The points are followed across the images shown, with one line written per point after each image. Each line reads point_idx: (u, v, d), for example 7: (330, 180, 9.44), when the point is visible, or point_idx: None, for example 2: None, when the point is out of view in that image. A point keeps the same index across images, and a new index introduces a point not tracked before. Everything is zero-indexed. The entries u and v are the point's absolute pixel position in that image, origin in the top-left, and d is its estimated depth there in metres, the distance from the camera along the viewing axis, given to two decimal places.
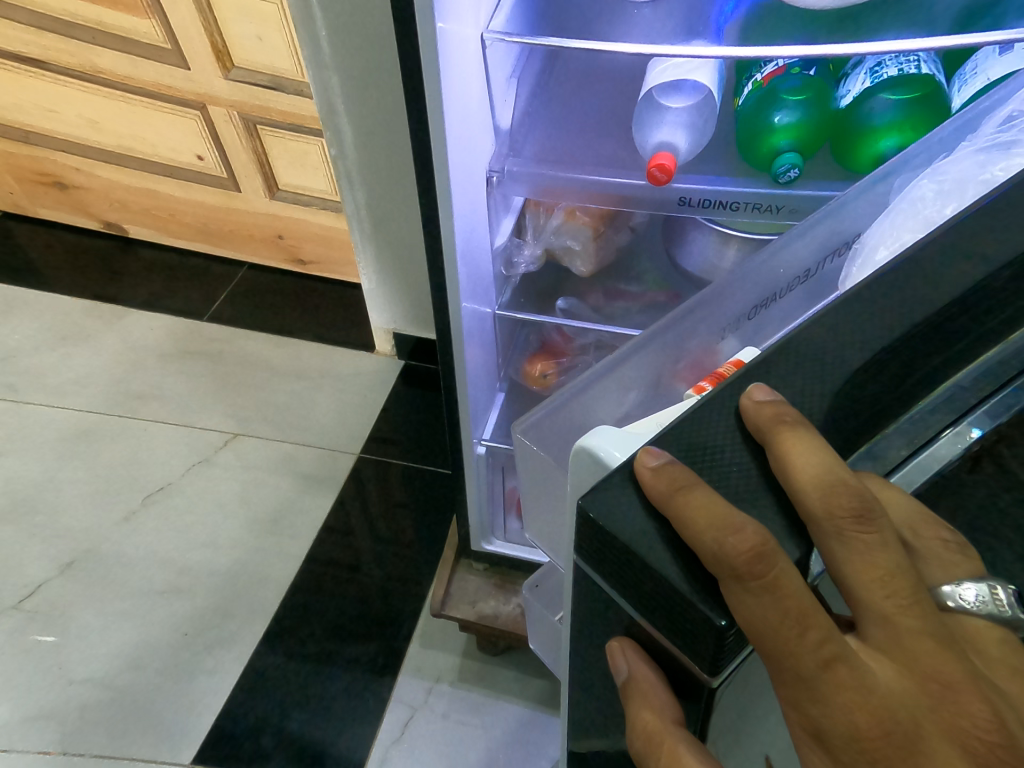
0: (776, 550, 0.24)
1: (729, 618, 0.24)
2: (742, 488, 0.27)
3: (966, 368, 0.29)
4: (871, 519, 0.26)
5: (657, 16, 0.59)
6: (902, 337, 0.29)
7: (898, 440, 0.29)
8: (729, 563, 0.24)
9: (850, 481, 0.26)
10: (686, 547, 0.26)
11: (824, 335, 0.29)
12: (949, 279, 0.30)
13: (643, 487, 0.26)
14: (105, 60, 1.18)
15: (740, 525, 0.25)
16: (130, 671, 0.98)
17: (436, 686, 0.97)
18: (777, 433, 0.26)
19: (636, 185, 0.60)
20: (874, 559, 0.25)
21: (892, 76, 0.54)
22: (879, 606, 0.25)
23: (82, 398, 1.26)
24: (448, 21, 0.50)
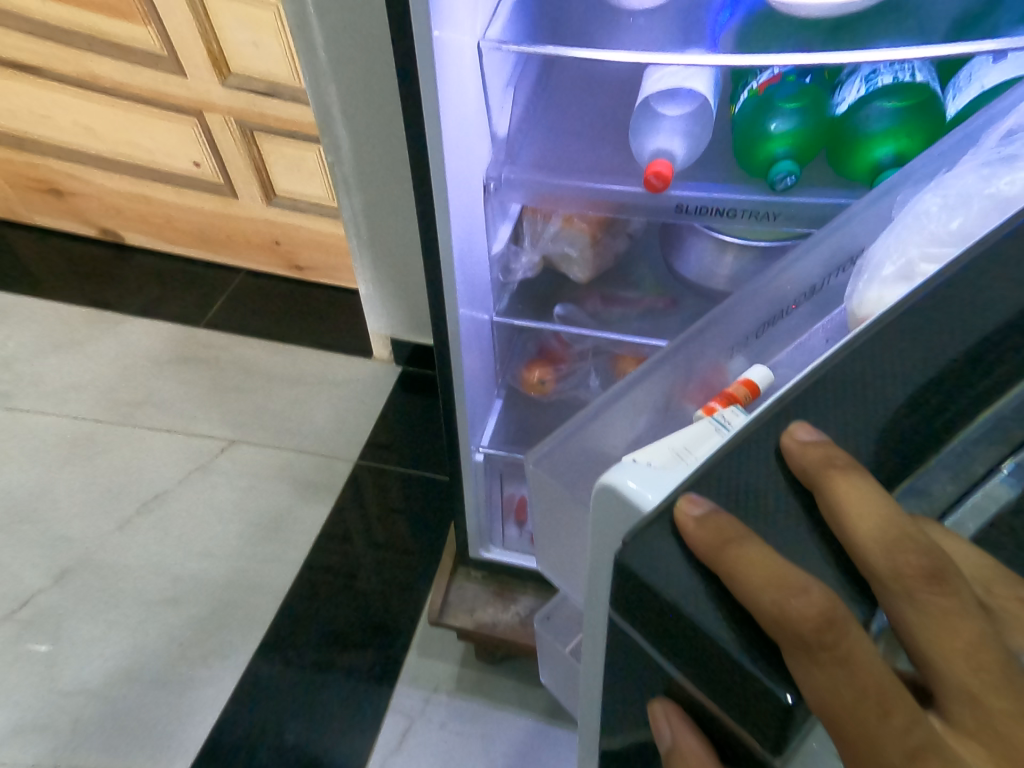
0: (847, 616, 0.24)
1: (796, 693, 0.24)
2: (790, 537, 0.26)
3: (1005, 398, 0.29)
4: (947, 581, 0.24)
5: (654, 25, 0.59)
6: (941, 370, 0.29)
7: (943, 475, 0.28)
8: (796, 631, 0.24)
9: (917, 537, 0.25)
10: (740, 608, 0.25)
11: (862, 367, 0.29)
12: (986, 311, 0.30)
13: (687, 539, 0.26)
14: (102, 68, 1.18)
15: (804, 587, 0.24)
16: (122, 681, 0.97)
17: (433, 695, 0.96)
18: (828, 477, 0.26)
19: (632, 193, 0.61)
20: (954, 626, 0.24)
21: (888, 84, 0.54)
22: (965, 680, 0.23)
23: (77, 406, 1.25)
24: (444, 29, 0.50)
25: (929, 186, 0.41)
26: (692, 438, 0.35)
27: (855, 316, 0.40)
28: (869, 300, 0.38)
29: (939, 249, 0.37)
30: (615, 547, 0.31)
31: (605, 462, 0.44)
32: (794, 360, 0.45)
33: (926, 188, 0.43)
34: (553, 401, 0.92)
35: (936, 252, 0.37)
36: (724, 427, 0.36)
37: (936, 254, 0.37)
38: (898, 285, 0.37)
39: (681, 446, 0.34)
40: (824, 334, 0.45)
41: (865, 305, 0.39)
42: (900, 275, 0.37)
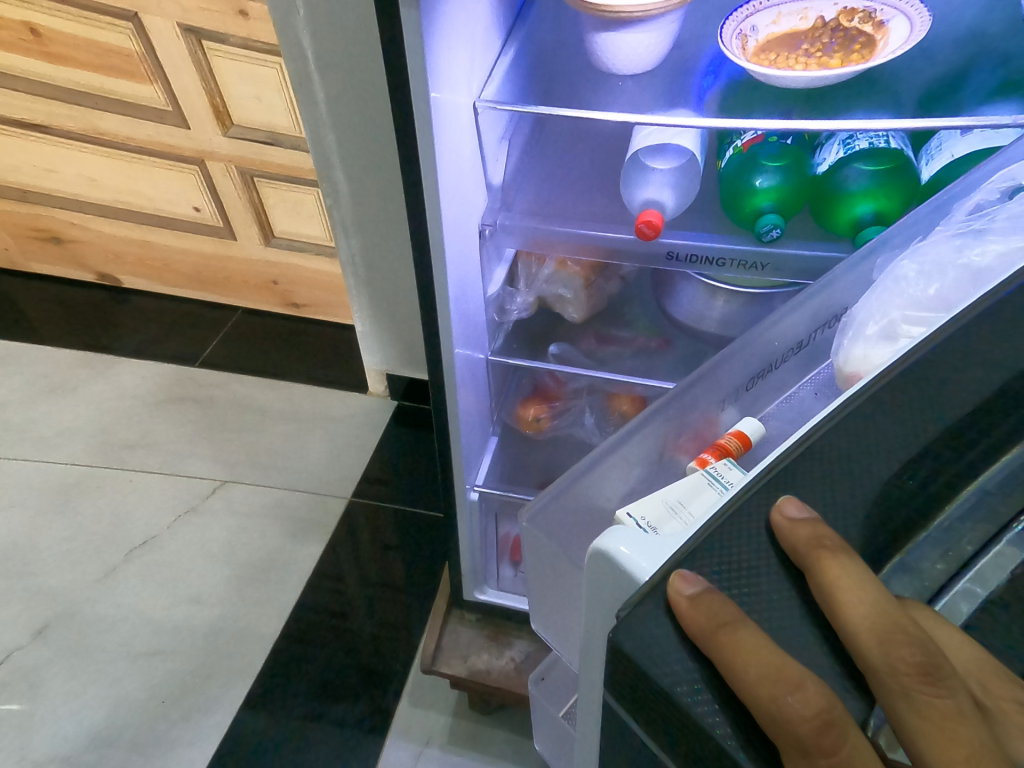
0: (844, 717, 0.24)
1: None
2: (784, 624, 0.26)
3: (990, 470, 0.29)
4: (942, 680, 0.24)
5: (641, 88, 0.62)
6: (925, 446, 0.29)
7: (931, 552, 0.29)
8: (793, 730, 0.24)
9: (909, 627, 0.25)
10: (737, 700, 0.25)
11: (849, 444, 0.29)
12: (968, 387, 0.30)
13: (681, 618, 0.26)
14: (106, 121, 1.21)
15: (800, 683, 0.24)
16: (101, 742, 0.93)
17: (425, 749, 0.92)
18: (818, 560, 0.26)
19: (625, 239, 0.62)
20: (952, 732, 0.23)
21: (865, 148, 0.57)
22: None
23: (67, 450, 1.24)
24: (442, 91, 0.53)
25: (905, 253, 0.43)
26: (686, 493, 0.36)
27: (842, 372, 0.41)
28: (854, 358, 0.40)
29: (920, 312, 0.38)
30: (609, 613, 0.31)
31: (599, 516, 0.44)
32: (783, 412, 0.46)
33: (903, 254, 0.44)
34: (548, 439, 0.93)
35: (918, 317, 0.38)
36: (719, 483, 0.37)
37: (918, 317, 0.38)
38: (882, 345, 0.38)
39: (674, 499, 0.36)
40: (812, 388, 0.46)
41: (851, 362, 0.40)
42: (883, 335, 0.39)
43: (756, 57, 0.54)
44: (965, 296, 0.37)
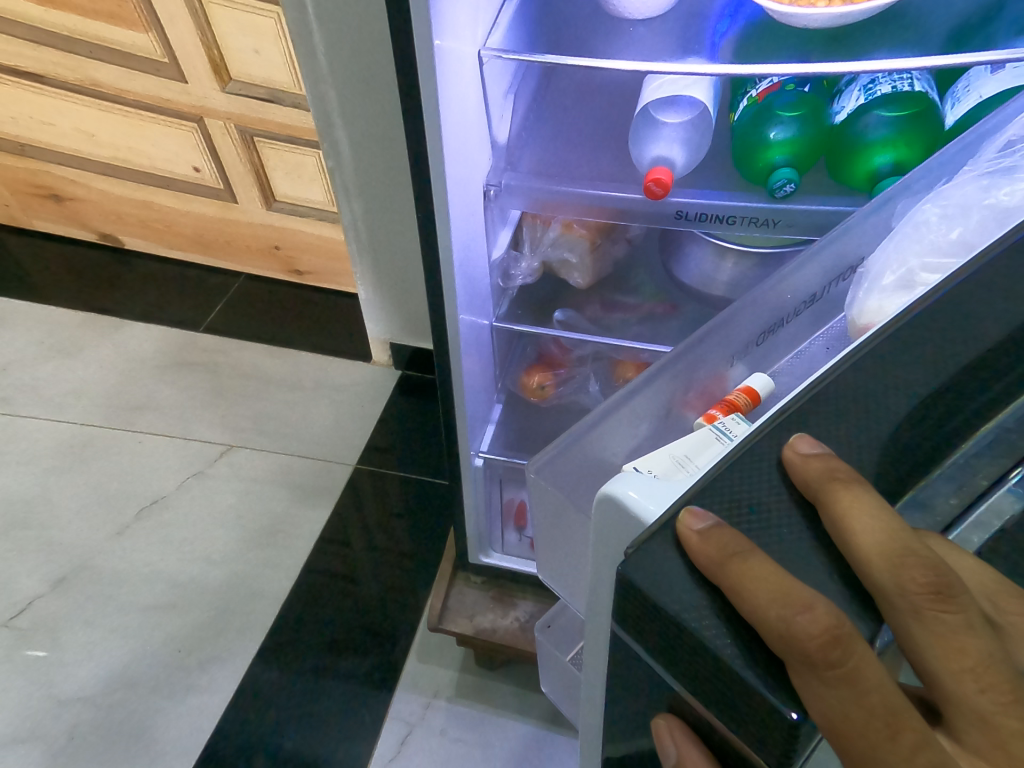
0: (852, 634, 0.24)
1: (802, 710, 0.24)
2: (796, 553, 0.26)
3: (1005, 410, 0.29)
4: (952, 598, 0.25)
5: (654, 33, 0.60)
6: (944, 383, 0.29)
7: (946, 488, 0.29)
8: (800, 646, 0.24)
9: (921, 552, 0.26)
10: (746, 624, 0.25)
11: (865, 381, 0.29)
12: (989, 324, 0.30)
13: (689, 552, 0.26)
14: (102, 73, 1.18)
15: (809, 604, 0.24)
16: (119, 688, 0.97)
17: (433, 701, 0.96)
18: (831, 491, 0.26)
19: (631, 199, 0.61)
20: (962, 644, 0.24)
21: (887, 93, 0.55)
22: (976, 703, 0.24)
23: (76, 411, 1.25)
24: (446, 38, 0.50)
25: (928, 196, 0.42)
26: (693, 447, 0.36)
27: (855, 324, 0.40)
28: (869, 309, 0.39)
29: (939, 259, 0.37)
30: (618, 556, 0.31)
31: (605, 471, 0.44)
32: (793, 368, 0.46)
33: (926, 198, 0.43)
34: (552, 406, 0.92)
35: (937, 263, 0.37)
36: (727, 436, 0.36)
37: (936, 264, 0.37)
38: (899, 294, 0.37)
39: (681, 454, 0.36)
40: (823, 344, 0.46)
41: (865, 313, 0.39)
42: (900, 284, 0.38)
43: None
44: (987, 238, 0.36)
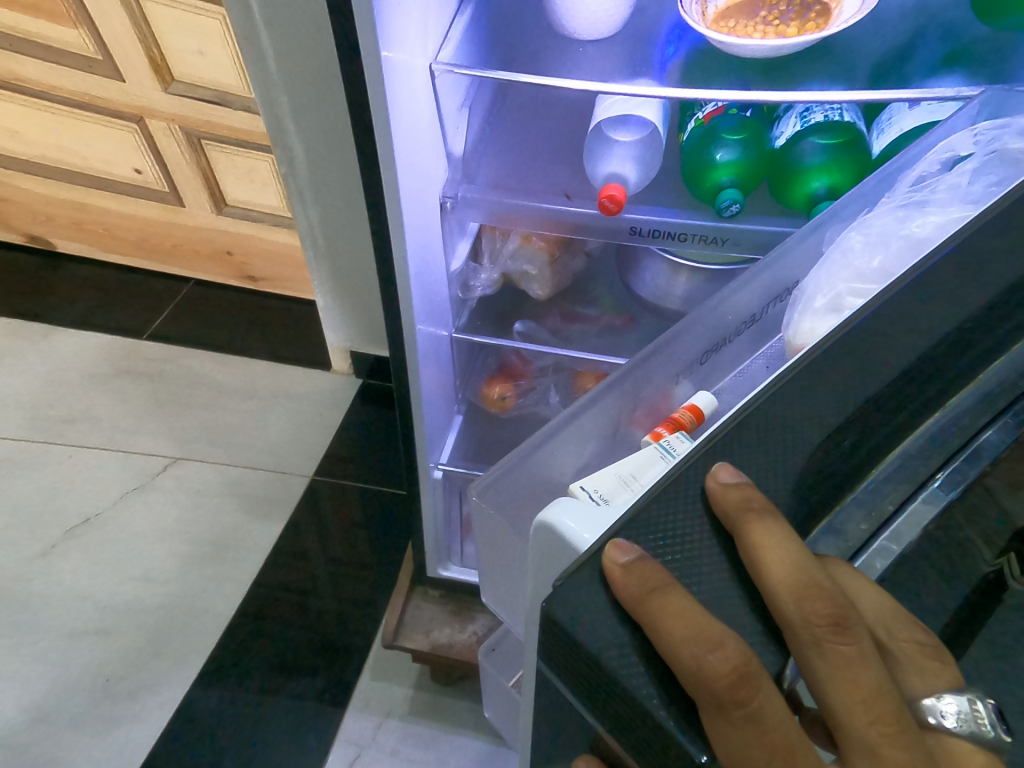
0: (758, 671, 0.26)
1: (710, 752, 0.25)
2: (714, 589, 0.27)
3: (911, 436, 0.32)
4: (848, 629, 0.26)
5: (602, 55, 0.61)
6: (855, 411, 0.31)
7: (857, 513, 0.30)
8: (710, 685, 0.25)
9: (824, 584, 0.27)
10: (663, 663, 0.27)
11: (782, 410, 0.30)
12: (897, 355, 0.32)
13: (613, 586, 0.27)
14: (29, 68, 1.11)
15: (720, 642, 0.25)
16: (43, 721, 0.90)
17: (386, 721, 0.93)
18: (745, 521, 0.27)
19: (589, 215, 0.62)
20: (855, 677, 0.26)
21: (820, 121, 0.57)
22: (865, 735, 0.25)
23: (0, 424, 1.17)
24: (394, 49, 0.49)
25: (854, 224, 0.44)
26: (639, 465, 0.37)
27: (791, 344, 0.42)
28: (803, 331, 0.40)
29: (864, 284, 0.39)
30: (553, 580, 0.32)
31: (552, 490, 0.44)
32: (735, 387, 0.47)
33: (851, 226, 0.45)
34: (513, 417, 0.92)
35: (863, 288, 0.39)
36: (670, 454, 0.37)
37: (862, 289, 0.39)
38: (828, 317, 0.39)
39: (628, 472, 0.36)
40: (764, 362, 0.48)
41: (799, 334, 0.41)
42: (830, 307, 0.40)
43: (716, 24, 0.53)
44: (904, 265, 0.38)
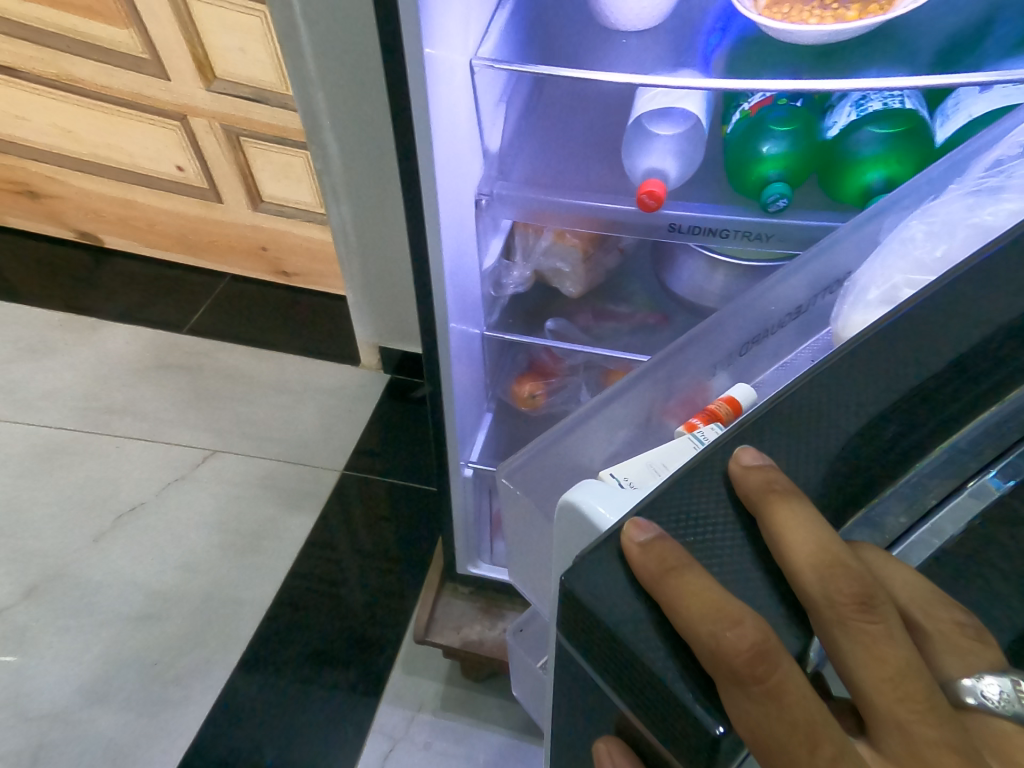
0: (778, 649, 0.26)
1: (727, 723, 0.25)
2: (735, 570, 0.28)
3: (966, 428, 0.31)
4: (875, 608, 0.27)
5: (646, 46, 0.59)
6: (898, 400, 0.30)
7: (896, 507, 0.30)
8: (729, 663, 0.25)
9: (851, 565, 0.27)
10: (681, 639, 0.27)
11: (820, 397, 0.30)
12: (939, 347, 0.31)
13: (631, 564, 0.27)
14: (81, 69, 1.15)
15: (738, 619, 0.26)
16: (94, 701, 0.94)
17: (418, 714, 0.94)
18: (768, 502, 0.28)
19: (626, 211, 0.60)
20: (882, 653, 0.26)
21: (877, 110, 0.55)
22: (894, 712, 0.25)
23: (52, 414, 1.22)
24: (435, 45, 0.49)
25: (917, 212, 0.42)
26: (671, 454, 0.36)
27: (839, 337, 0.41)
28: (854, 323, 0.39)
29: (924, 276, 0.38)
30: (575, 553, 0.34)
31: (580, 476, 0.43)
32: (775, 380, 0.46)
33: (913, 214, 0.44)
34: (544, 416, 0.91)
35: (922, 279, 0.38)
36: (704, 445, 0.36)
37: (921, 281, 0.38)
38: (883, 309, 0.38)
39: (659, 461, 0.36)
40: (808, 355, 0.46)
41: (850, 327, 0.39)
42: (885, 299, 0.38)
43: (768, 10, 0.51)
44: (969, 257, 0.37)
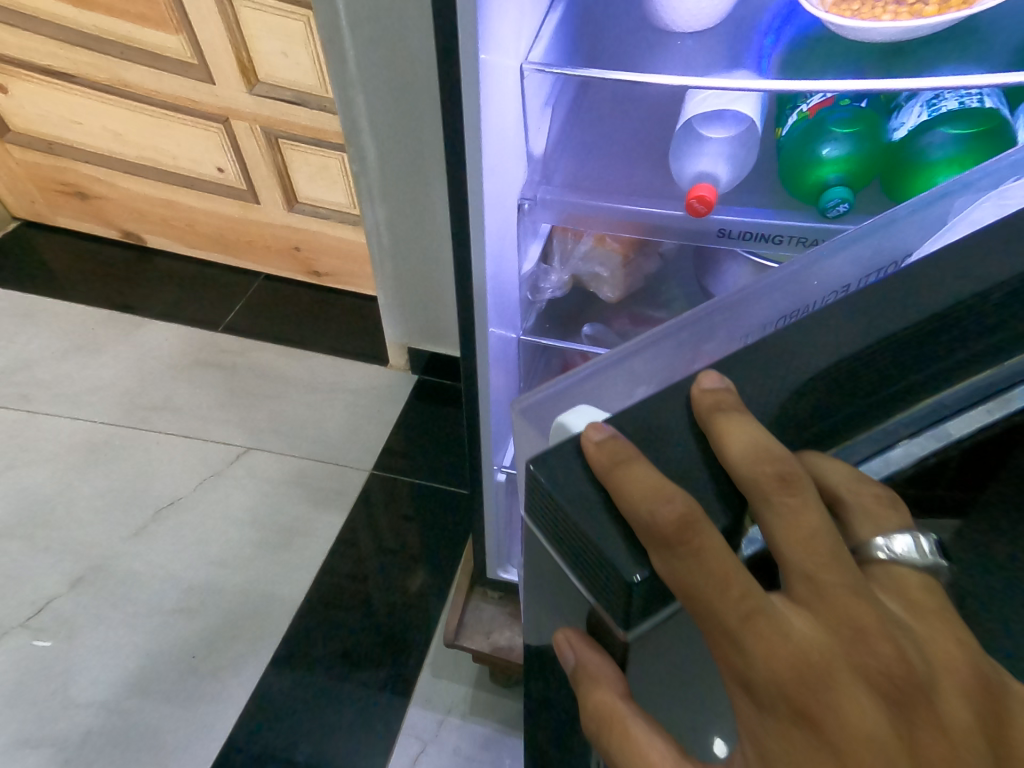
0: (701, 518, 0.27)
1: (645, 572, 0.27)
2: (683, 465, 0.30)
3: (959, 386, 0.32)
4: (793, 483, 0.28)
5: (701, 47, 0.57)
6: (875, 345, 0.33)
7: (866, 447, 0.32)
8: (658, 531, 0.27)
9: (771, 446, 0.29)
10: (618, 511, 0.29)
11: (787, 339, 0.34)
12: (922, 303, 0.34)
13: (587, 458, 0.30)
14: (131, 73, 1.17)
15: (670, 496, 0.28)
16: (135, 695, 0.96)
17: (446, 719, 0.94)
18: (713, 419, 0.30)
19: (670, 215, 0.58)
20: (798, 520, 0.28)
21: (952, 110, 0.52)
22: (802, 564, 0.27)
23: (95, 410, 1.25)
24: (490, 52, 0.48)
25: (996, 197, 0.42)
26: None
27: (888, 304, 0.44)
28: None
29: None
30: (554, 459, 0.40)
31: None
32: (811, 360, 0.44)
33: (991, 198, 0.43)
34: None
35: None
36: None
37: None
38: None
39: None
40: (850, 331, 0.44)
41: None
42: None
43: (836, 7, 0.48)
44: None
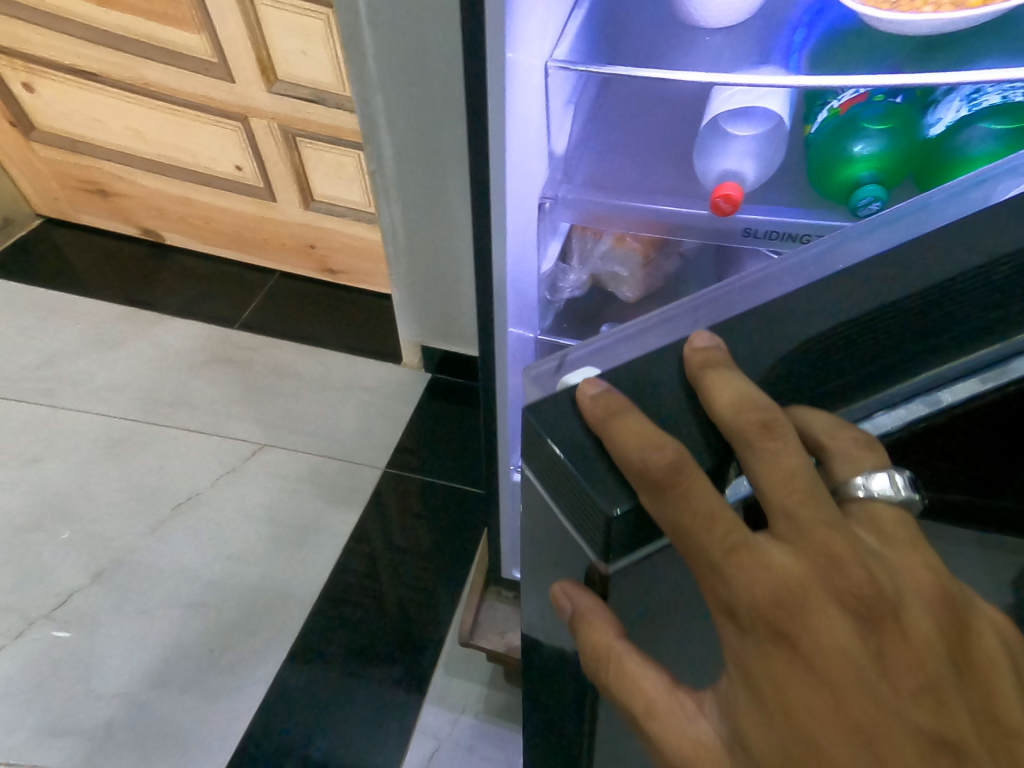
0: (690, 461, 0.27)
1: (627, 504, 0.27)
2: (673, 416, 0.30)
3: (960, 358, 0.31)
4: (775, 428, 0.28)
5: (731, 45, 0.56)
6: (872, 313, 0.31)
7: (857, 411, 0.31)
8: (648, 473, 0.27)
9: (757, 396, 0.29)
10: (606, 452, 0.29)
11: (791, 302, 0.32)
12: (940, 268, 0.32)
13: (583, 413, 0.29)
14: (153, 72, 1.18)
15: (662, 445, 0.27)
16: (155, 688, 0.98)
17: (460, 717, 0.94)
18: (703, 376, 0.30)
19: (694, 215, 0.57)
20: (779, 461, 0.27)
21: (993, 105, 0.50)
22: (782, 502, 0.27)
23: (115, 405, 1.27)
24: (516, 51, 0.47)
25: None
26: None
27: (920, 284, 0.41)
28: None
29: None
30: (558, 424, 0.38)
31: None
32: None
33: None
34: None
35: None
36: None
37: None
38: None
39: None
40: None
41: None
42: None
43: None
44: None
